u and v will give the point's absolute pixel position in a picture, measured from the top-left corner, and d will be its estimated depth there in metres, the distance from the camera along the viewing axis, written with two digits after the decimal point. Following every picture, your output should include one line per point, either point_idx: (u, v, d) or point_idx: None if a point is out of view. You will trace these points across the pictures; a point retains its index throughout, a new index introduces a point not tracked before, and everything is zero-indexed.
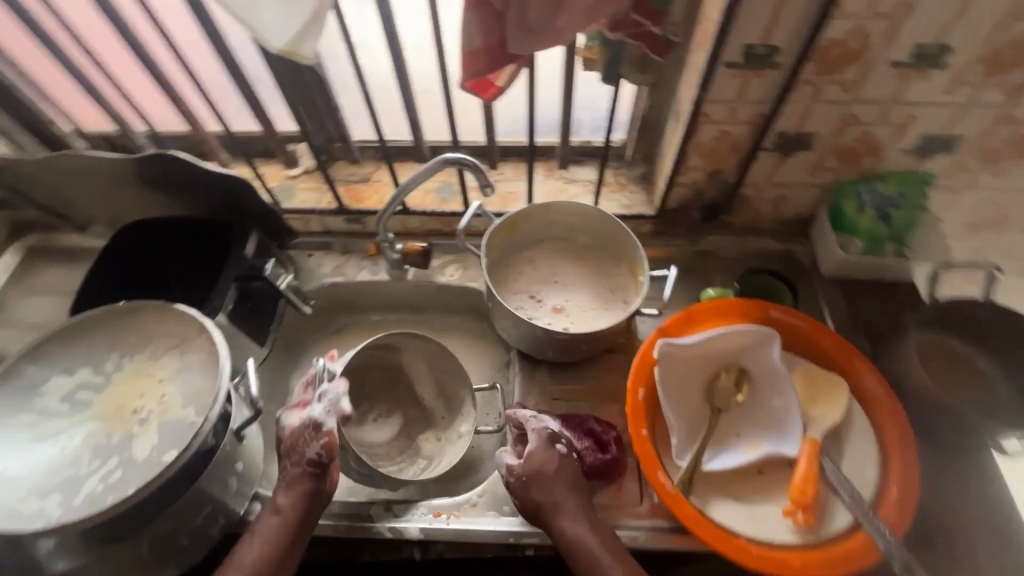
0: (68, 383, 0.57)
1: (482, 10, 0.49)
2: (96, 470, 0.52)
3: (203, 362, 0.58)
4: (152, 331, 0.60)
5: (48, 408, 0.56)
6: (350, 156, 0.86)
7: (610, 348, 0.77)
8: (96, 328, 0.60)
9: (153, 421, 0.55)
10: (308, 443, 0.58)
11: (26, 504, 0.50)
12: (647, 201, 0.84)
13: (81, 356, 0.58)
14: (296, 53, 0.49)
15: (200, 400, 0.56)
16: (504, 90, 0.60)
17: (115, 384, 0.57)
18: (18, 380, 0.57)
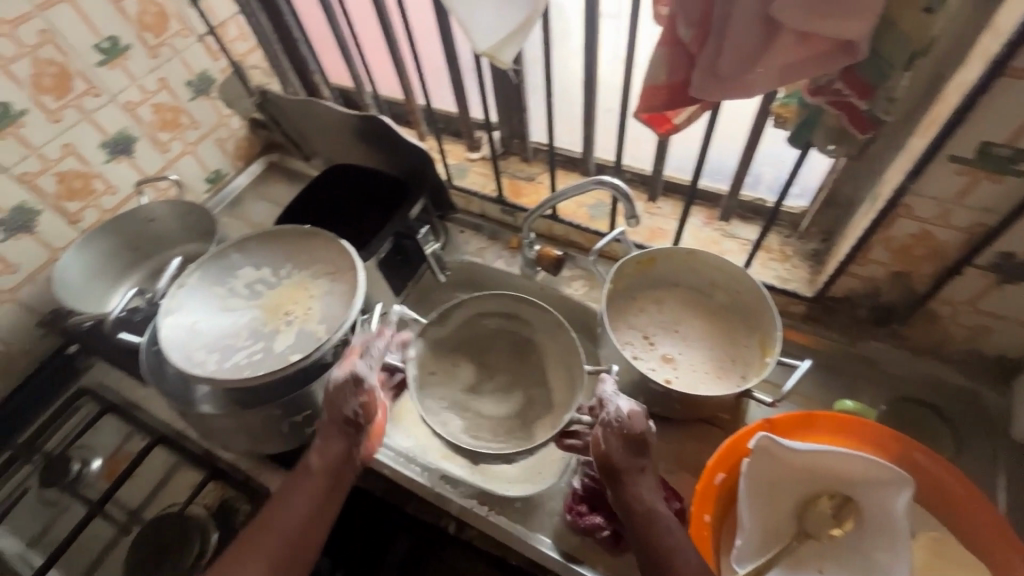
0: (253, 274, 0.72)
1: (674, 48, 0.48)
2: (247, 347, 0.65)
3: (344, 292, 0.69)
4: (319, 254, 0.72)
5: (235, 289, 0.71)
6: (524, 154, 0.92)
7: (707, 418, 0.72)
8: (285, 239, 0.74)
9: (296, 326, 0.67)
10: (345, 400, 0.57)
11: (197, 352, 0.64)
12: (808, 280, 0.76)
13: (267, 257, 0.73)
14: (496, 57, 0.55)
15: (331, 322, 0.67)
16: (679, 128, 0.59)
17: (281, 286, 0.71)
18: (221, 260, 0.72)
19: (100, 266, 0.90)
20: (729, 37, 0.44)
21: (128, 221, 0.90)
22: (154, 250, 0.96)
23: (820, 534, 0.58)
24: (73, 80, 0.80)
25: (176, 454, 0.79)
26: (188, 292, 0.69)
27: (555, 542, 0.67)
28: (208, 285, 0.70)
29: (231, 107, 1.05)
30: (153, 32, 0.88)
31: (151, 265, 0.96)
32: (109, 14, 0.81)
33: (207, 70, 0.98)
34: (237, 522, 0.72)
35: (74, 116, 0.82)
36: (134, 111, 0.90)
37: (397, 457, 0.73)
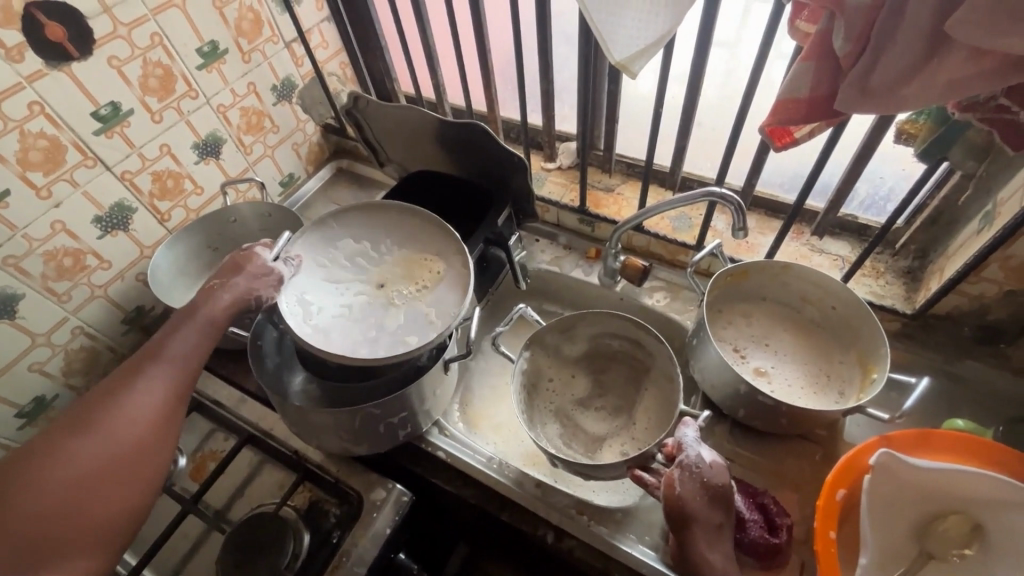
0: (356, 250, 0.72)
1: (821, 63, 0.49)
2: (359, 323, 0.65)
3: (450, 283, 0.69)
4: (423, 240, 0.73)
5: (341, 265, 0.71)
6: (606, 165, 0.94)
7: (805, 433, 0.72)
8: (391, 224, 0.75)
9: (404, 305, 0.68)
10: (261, 282, 0.64)
11: (311, 323, 0.64)
12: (905, 297, 0.76)
13: (367, 235, 0.74)
14: (627, 68, 0.55)
15: (443, 308, 0.67)
16: (797, 142, 0.59)
17: (391, 264, 0.71)
18: (328, 233, 0.72)
19: (184, 264, 0.92)
20: (890, 53, 0.44)
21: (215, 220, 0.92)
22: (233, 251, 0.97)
23: (946, 555, 0.57)
24: (176, 82, 0.82)
25: (264, 457, 0.79)
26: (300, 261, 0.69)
27: (658, 554, 0.66)
28: (314, 255, 0.70)
29: (308, 112, 1.07)
30: (247, 38, 0.90)
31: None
32: (211, 18, 0.83)
33: (290, 76, 1.00)
34: (330, 525, 0.72)
35: (173, 117, 0.84)
36: (225, 114, 0.91)
37: (487, 460, 0.75)
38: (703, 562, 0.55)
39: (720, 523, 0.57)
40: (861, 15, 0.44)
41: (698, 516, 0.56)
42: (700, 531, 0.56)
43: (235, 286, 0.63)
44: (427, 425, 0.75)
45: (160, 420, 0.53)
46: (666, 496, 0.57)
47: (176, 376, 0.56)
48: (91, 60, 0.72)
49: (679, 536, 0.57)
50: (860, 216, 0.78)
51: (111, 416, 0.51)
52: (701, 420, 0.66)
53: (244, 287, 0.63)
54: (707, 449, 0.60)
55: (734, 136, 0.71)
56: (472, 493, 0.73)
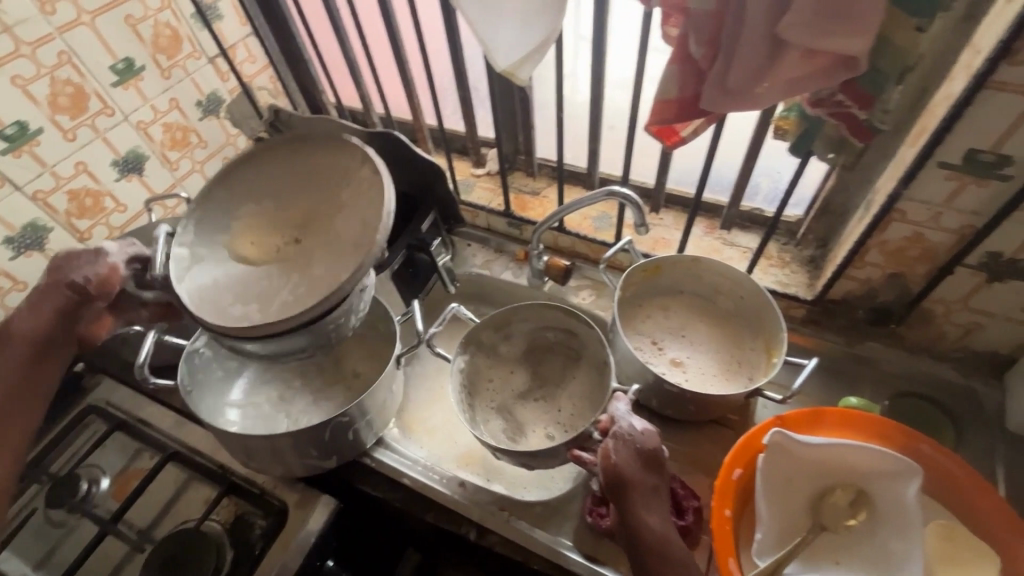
0: (255, 209, 0.64)
1: (685, 65, 0.52)
2: (287, 284, 0.57)
3: (352, 195, 0.60)
4: (318, 164, 0.64)
5: (243, 229, 0.63)
6: (529, 169, 0.96)
7: (719, 420, 0.75)
8: (277, 161, 0.67)
9: (319, 245, 0.59)
10: (78, 269, 0.61)
11: (232, 307, 0.57)
12: (808, 284, 0.80)
13: (264, 191, 0.66)
14: (515, 74, 0.58)
15: (362, 225, 0.57)
16: (685, 140, 0.63)
17: (294, 203, 0.64)
18: (219, 202, 0.65)
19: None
20: (738, 53, 0.48)
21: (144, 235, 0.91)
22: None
23: (838, 526, 0.59)
24: (90, 99, 0.82)
25: (190, 472, 0.79)
26: (198, 242, 0.63)
27: (575, 544, 0.68)
28: (215, 231, 0.63)
29: (238, 126, 1.07)
30: (166, 54, 0.90)
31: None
32: (125, 36, 0.83)
33: (216, 91, 1.00)
34: (254, 537, 0.72)
35: (88, 134, 0.84)
36: (146, 131, 0.91)
37: (413, 463, 0.75)
38: (645, 527, 0.52)
39: (655, 487, 0.55)
40: (708, 20, 0.48)
41: (634, 482, 0.54)
42: (638, 496, 0.53)
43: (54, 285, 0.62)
44: (371, 441, 0.75)
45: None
46: (601, 465, 0.55)
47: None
48: None
49: (619, 506, 0.54)
50: (763, 209, 0.82)
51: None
52: (632, 393, 0.65)
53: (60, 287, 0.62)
54: (634, 416, 0.59)
55: (633, 136, 0.74)
56: (398, 497, 0.73)
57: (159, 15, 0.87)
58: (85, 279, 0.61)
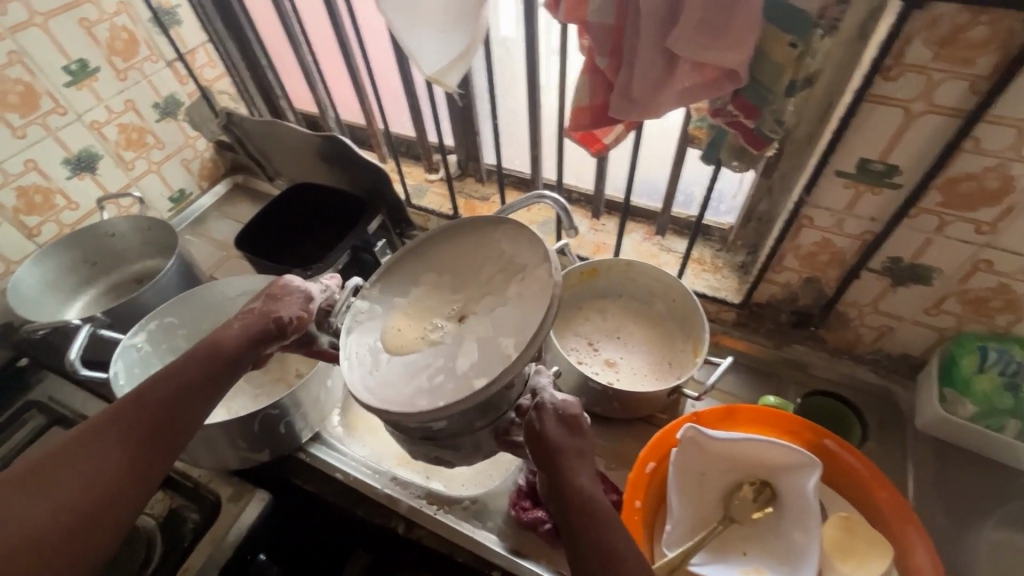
0: (434, 283, 0.61)
1: (594, 75, 0.55)
2: (431, 371, 0.53)
3: (533, 300, 0.52)
4: (507, 250, 0.59)
5: (417, 300, 0.61)
6: (479, 175, 0.99)
7: (648, 418, 0.77)
8: (472, 232, 0.63)
9: (472, 338, 0.54)
10: (288, 304, 0.61)
11: (370, 379, 0.55)
12: (737, 289, 0.83)
13: (435, 266, 0.63)
14: (441, 80, 0.60)
15: (518, 332, 0.51)
16: (610, 147, 0.65)
17: (482, 277, 0.58)
18: (401, 274, 0.64)
19: (56, 280, 0.92)
20: (634, 65, 0.51)
21: (94, 233, 0.92)
22: (111, 266, 0.97)
23: (747, 517, 0.62)
24: (40, 98, 0.84)
25: None
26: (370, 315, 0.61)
27: (500, 539, 0.68)
28: (387, 303, 0.62)
29: (198, 128, 1.09)
30: (122, 56, 0.92)
31: (111, 279, 0.98)
32: (78, 38, 0.85)
33: (174, 93, 1.02)
34: (185, 530, 0.72)
35: (39, 133, 0.86)
36: (99, 130, 0.93)
37: (349, 458, 0.76)
38: (575, 495, 0.47)
39: (580, 452, 0.51)
40: (607, 32, 0.51)
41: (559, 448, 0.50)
42: (564, 461, 0.49)
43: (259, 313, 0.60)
44: (305, 436, 0.75)
45: (132, 476, 0.46)
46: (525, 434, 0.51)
47: (154, 423, 0.50)
48: None
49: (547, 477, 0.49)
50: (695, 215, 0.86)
51: (72, 464, 0.44)
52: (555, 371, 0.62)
53: (266, 313, 0.60)
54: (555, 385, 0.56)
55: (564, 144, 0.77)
56: (329, 492, 0.73)
57: (114, 19, 0.89)
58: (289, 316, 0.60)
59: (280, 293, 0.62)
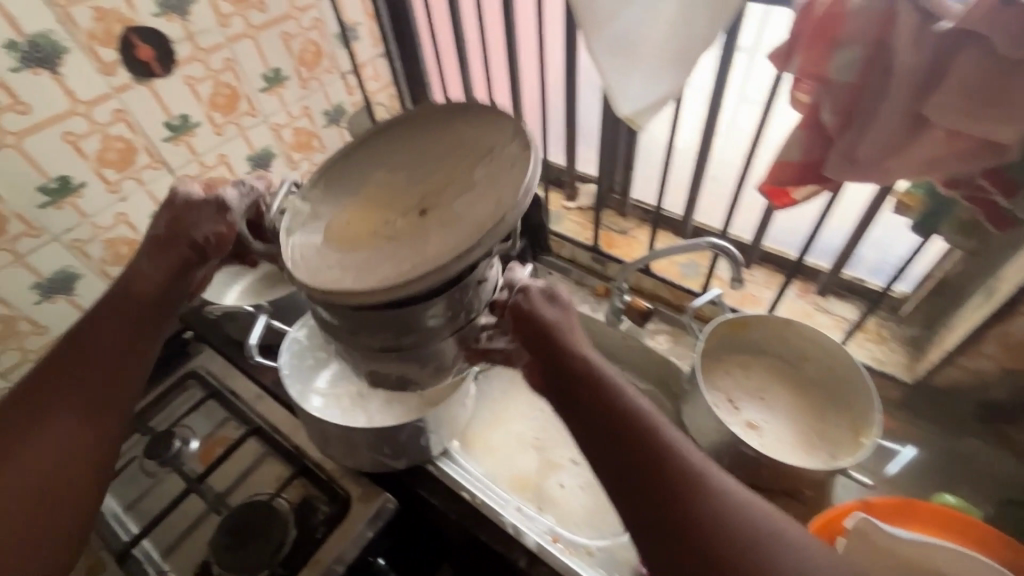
0: (386, 179, 0.54)
1: (812, 130, 0.52)
2: (388, 257, 0.45)
3: (497, 173, 0.46)
4: (470, 137, 0.52)
5: (372, 185, 0.54)
6: (621, 209, 0.98)
7: (792, 492, 0.71)
8: (420, 118, 0.57)
9: (437, 220, 0.46)
10: (200, 222, 0.60)
11: (325, 271, 0.47)
12: (906, 366, 0.75)
13: (408, 161, 0.54)
14: (634, 121, 0.61)
15: (495, 198, 0.45)
16: (795, 203, 0.63)
17: (434, 169, 0.52)
18: (348, 165, 0.57)
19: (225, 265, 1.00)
20: (871, 129, 0.48)
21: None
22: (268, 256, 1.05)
23: None
24: (240, 100, 0.92)
25: (269, 450, 0.84)
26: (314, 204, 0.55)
27: None
28: (337, 195, 0.55)
29: (355, 136, 1.16)
30: (308, 67, 1.00)
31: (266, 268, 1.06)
32: (278, 49, 0.94)
33: (342, 103, 1.10)
34: (316, 521, 0.75)
35: (233, 131, 0.94)
36: (278, 132, 1.01)
37: (474, 479, 0.78)
38: (591, 370, 0.50)
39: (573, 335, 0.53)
40: (847, 91, 0.48)
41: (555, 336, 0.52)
42: (562, 333, 0.52)
43: (167, 247, 0.61)
44: (437, 449, 0.77)
45: (70, 462, 0.53)
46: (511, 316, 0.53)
47: (90, 392, 0.56)
48: (170, 77, 0.82)
49: (547, 355, 0.52)
50: (872, 281, 0.79)
51: (22, 447, 0.52)
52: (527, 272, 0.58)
53: (176, 243, 0.61)
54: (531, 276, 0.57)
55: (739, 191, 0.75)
56: (454, 508, 0.74)
57: (308, 33, 0.97)
58: (205, 235, 0.60)
59: (183, 210, 0.61)
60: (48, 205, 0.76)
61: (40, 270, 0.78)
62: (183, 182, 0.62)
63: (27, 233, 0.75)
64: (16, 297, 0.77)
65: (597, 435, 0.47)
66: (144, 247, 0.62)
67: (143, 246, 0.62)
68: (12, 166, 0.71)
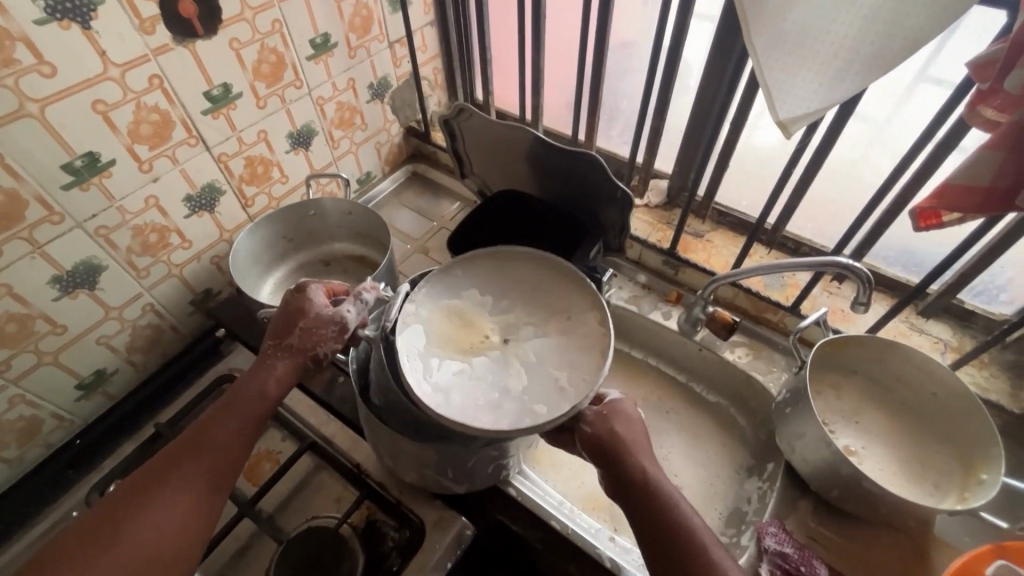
0: (479, 300, 0.68)
1: (1010, 154, 0.46)
2: (484, 387, 0.59)
3: (578, 342, 0.62)
4: (552, 290, 0.67)
5: (468, 310, 0.67)
6: (702, 213, 0.93)
7: (896, 525, 0.68)
8: (507, 259, 0.71)
9: (524, 370, 0.60)
10: (321, 337, 0.61)
11: (428, 385, 0.58)
12: (1011, 394, 0.72)
13: (497, 289, 0.69)
14: (786, 128, 0.52)
15: (571, 369, 0.59)
16: (942, 225, 0.56)
17: (520, 311, 0.66)
18: (451, 281, 0.69)
19: (261, 254, 0.90)
20: None
21: (306, 212, 0.91)
22: (305, 243, 0.95)
23: None
24: (286, 70, 0.81)
25: (326, 468, 0.76)
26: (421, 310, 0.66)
27: None
28: (439, 304, 0.67)
29: (396, 113, 1.05)
30: (357, 34, 0.88)
31: (303, 256, 0.96)
32: (329, 11, 0.81)
33: (388, 76, 0.98)
34: (387, 549, 0.69)
35: (276, 105, 0.82)
36: (322, 107, 0.90)
37: (557, 503, 0.72)
38: (651, 488, 0.53)
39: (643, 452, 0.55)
40: None
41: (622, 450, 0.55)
42: (627, 449, 0.54)
43: (292, 351, 0.60)
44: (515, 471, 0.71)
45: (181, 540, 0.49)
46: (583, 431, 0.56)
47: (213, 465, 0.52)
48: (213, 39, 0.70)
49: (610, 469, 0.55)
50: (998, 312, 0.74)
51: (140, 515, 0.48)
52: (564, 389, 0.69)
53: (301, 350, 0.60)
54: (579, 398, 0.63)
55: (878, 201, 0.71)
56: (538, 536, 0.70)
57: None
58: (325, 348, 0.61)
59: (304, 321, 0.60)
60: (73, 186, 0.65)
61: (60, 261, 0.67)
62: (308, 287, 0.62)
63: (47, 219, 0.64)
64: (33, 293, 0.66)
65: (658, 555, 0.51)
66: (270, 347, 0.60)
67: (268, 346, 0.60)
68: (32, 140, 0.59)
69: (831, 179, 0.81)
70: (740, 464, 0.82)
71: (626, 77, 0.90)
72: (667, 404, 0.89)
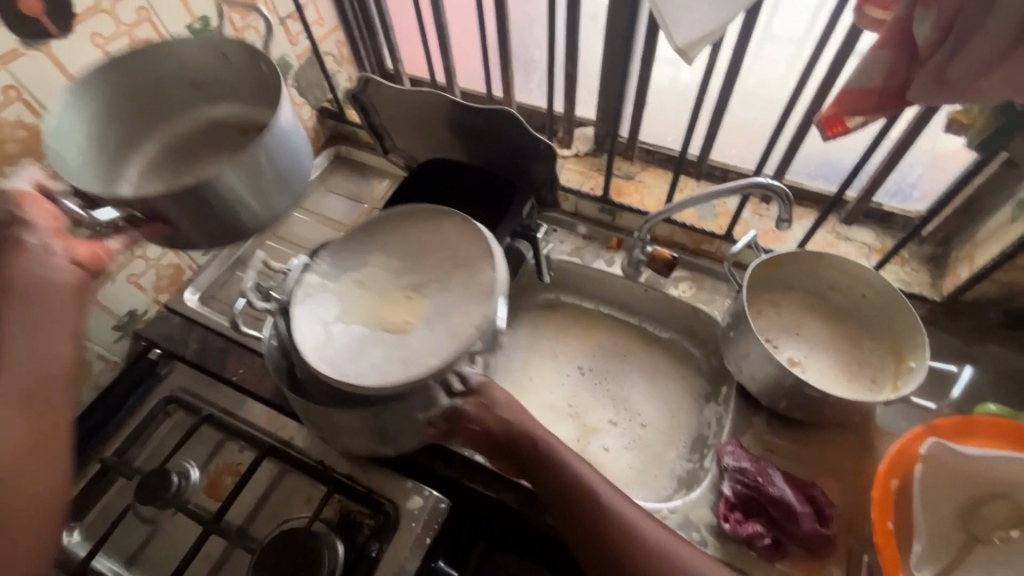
0: (382, 263, 0.67)
1: (899, 49, 0.47)
2: (380, 344, 0.60)
3: (472, 287, 0.62)
4: (452, 240, 0.67)
5: (368, 275, 0.67)
6: (629, 154, 0.92)
7: (840, 423, 0.72)
8: (400, 215, 0.70)
9: (420, 323, 0.61)
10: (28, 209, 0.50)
11: (327, 354, 0.60)
12: (932, 284, 0.77)
13: (400, 249, 0.68)
14: (687, 54, 0.50)
15: (465, 316, 0.60)
16: (848, 131, 0.57)
17: (420, 266, 0.66)
18: (351, 249, 0.69)
19: (92, 124, 0.60)
20: (972, 45, 0.43)
21: (138, 62, 0.60)
22: (162, 116, 0.67)
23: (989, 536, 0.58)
24: None
25: (288, 470, 0.74)
26: (321, 284, 0.66)
27: (709, 551, 0.65)
28: (339, 274, 0.67)
29: (304, 95, 0.99)
30: (239, 14, 0.81)
31: (183, 124, 0.69)
32: None
33: (285, 56, 0.92)
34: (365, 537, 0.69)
35: None
36: None
37: None
38: (560, 468, 0.58)
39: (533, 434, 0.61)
40: None
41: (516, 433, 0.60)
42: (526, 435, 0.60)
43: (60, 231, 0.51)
44: None
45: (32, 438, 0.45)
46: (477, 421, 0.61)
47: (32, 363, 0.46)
48: (71, 38, 0.63)
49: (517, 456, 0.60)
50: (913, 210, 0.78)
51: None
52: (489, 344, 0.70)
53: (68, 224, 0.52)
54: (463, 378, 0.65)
55: (789, 116, 0.72)
56: (514, 497, 0.71)
57: None
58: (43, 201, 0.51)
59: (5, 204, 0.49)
60: None
61: None
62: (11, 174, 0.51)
63: None
64: None
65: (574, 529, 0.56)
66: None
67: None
68: None
69: (746, 102, 0.82)
70: (699, 392, 0.85)
71: (534, 25, 0.87)
72: (623, 348, 0.90)
